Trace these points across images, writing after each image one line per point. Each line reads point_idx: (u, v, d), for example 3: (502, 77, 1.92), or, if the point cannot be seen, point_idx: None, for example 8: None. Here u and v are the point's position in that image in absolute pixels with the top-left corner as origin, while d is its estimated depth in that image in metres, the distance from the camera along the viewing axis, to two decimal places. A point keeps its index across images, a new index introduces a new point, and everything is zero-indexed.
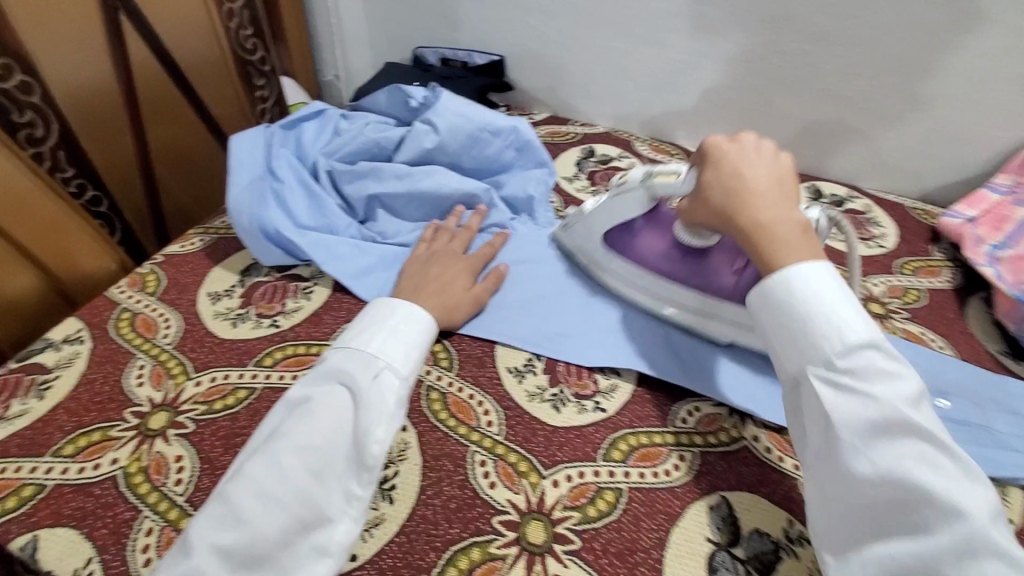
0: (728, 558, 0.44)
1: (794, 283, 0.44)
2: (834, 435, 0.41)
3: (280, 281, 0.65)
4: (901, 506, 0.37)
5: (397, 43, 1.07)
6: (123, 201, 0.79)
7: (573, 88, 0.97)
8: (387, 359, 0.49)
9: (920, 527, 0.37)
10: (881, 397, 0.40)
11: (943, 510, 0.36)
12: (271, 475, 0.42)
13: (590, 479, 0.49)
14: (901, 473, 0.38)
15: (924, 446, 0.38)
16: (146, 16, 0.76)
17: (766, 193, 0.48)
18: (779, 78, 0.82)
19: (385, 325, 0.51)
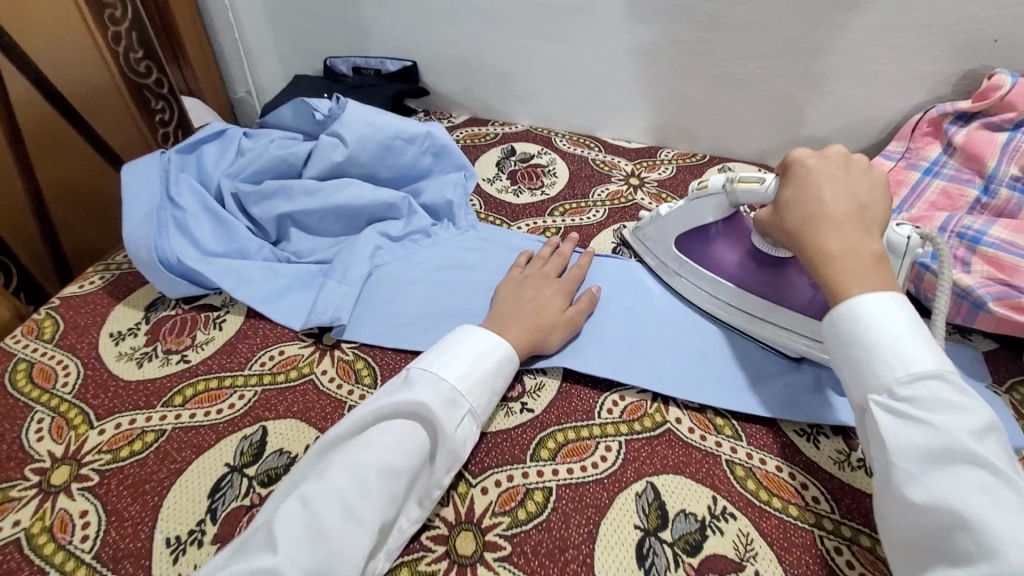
0: (655, 542, 0.45)
1: (833, 243, 0.47)
2: (852, 365, 0.43)
3: (189, 313, 0.62)
4: (897, 424, 0.39)
5: (307, 55, 1.04)
6: (18, 243, 0.74)
7: (489, 89, 0.97)
8: (470, 395, 0.48)
9: (904, 440, 0.38)
10: (892, 327, 0.42)
11: (929, 427, 0.37)
12: (322, 503, 0.40)
13: (519, 482, 0.49)
14: (900, 394, 0.39)
15: (921, 369, 0.39)
16: (23, 46, 0.71)
17: (842, 216, 0.48)
18: (684, 66, 0.84)
19: (471, 354, 0.50)
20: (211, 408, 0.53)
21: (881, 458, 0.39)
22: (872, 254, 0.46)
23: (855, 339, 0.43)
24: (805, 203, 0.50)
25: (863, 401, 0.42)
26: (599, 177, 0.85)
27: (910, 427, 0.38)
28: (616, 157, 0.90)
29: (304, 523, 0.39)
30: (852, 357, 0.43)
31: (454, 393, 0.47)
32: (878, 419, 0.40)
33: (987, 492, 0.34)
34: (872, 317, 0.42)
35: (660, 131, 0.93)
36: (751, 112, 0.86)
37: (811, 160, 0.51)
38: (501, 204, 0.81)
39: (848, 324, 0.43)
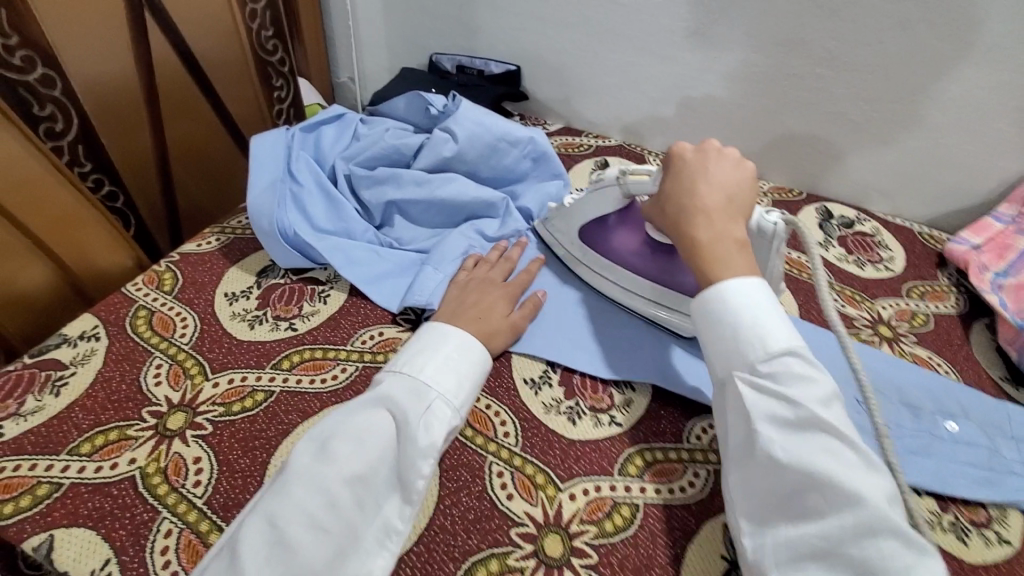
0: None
1: (703, 234, 0.51)
2: (725, 346, 0.47)
3: (297, 284, 0.65)
4: (761, 398, 0.43)
5: (412, 47, 1.08)
6: (138, 196, 0.79)
7: (587, 101, 0.98)
8: (437, 385, 0.50)
9: (770, 416, 0.42)
10: (766, 318, 0.46)
11: (791, 403, 0.42)
12: (283, 514, 0.41)
13: (607, 494, 0.49)
14: (762, 371, 0.44)
15: (783, 370, 0.43)
16: (174, 17, 0.76)
17: (719, 212, 0.52)
18: (792, 101, 0.83)
19: (429, 348, 0.52)
20: (316, 378, 0.56)
21: (747, 438, 0.43)
22: (739, 241, 0.51)
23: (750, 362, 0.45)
24: (688, 195, 0.53)
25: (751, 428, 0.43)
26: None
27: (803, 450, 0.40)
28: None
29: (265, 539, 0.40)
30: (728, 342, 0.47)
31: (416, 384, 0.49)
32: (744, 397, 0.44)
33: (836, 455, 0.40)
34: (745, 306, 0.47)
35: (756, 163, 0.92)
36: (856, 153, 0.84)
37: (688, 151, 0.55)
38: None
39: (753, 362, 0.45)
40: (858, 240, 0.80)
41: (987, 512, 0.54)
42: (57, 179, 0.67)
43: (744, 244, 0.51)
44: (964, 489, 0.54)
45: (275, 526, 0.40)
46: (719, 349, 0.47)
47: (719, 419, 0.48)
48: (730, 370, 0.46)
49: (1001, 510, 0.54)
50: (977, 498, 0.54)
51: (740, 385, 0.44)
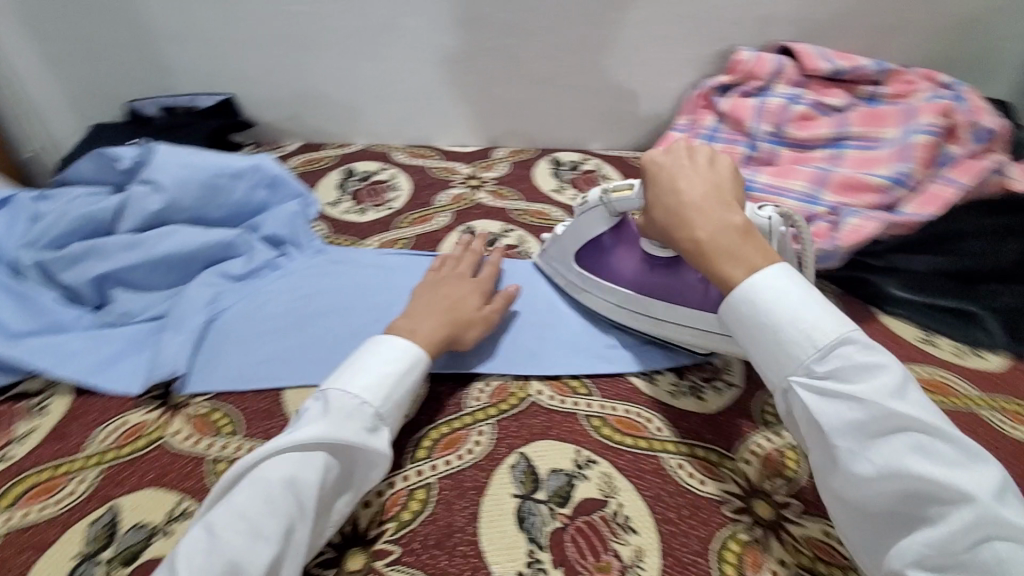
0: (532, 504, 0.49)
1: (702, 231, 0.48)
2: (756, 349, 0.44)
3: (4, 407, 0.56)
4: (824, 403, 0.40)
5: (102, 100, 0.95)
6: None
7: (316, 113, 0.96)
8: (387, 417, 0.47)
9: (858, 424, 0.38)
10: (793, 289, 0.43)
11: (857, 402, 0.39)
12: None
13: (401, 486, 0.51)
14: (824, 372, 0.40)
15: (830, 340, 0.40)
16: None
17: (667, 204, 0.51)
18: (495, 71, 0.90)
19: (385, 370, 0.48)
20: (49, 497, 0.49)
21: (826, 452, 0.41)
22: (737, 227, 0.47)
23: (755, 320, 0.43)
24: (666, 196, 0.51)
25: (784, 383, 0.42)
26: (439, 184, 0.89)
27: (836, 402, 0.39)
28: (454, 162, 0.93)
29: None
30: (739, 343, 0.45)
31: (372, 413, 0.46)
32: (812, 405, 0.40)
33: (922, 451, 0.37)
34: (769, 290, 0.43)
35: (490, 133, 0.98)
36: (571, 100, 0.94)
37: (661, 158, 0.53)
38: (347, 226, 0.81)
39: (748, 306, 0.44)
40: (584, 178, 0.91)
41: None
42: None
43: (745, 228, 0.47)
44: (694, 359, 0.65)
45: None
46: (763, 357, 0.43)
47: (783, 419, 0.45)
48: (783, 377, 0.42)
49: None
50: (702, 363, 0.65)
51: (801, 394, 0.41)
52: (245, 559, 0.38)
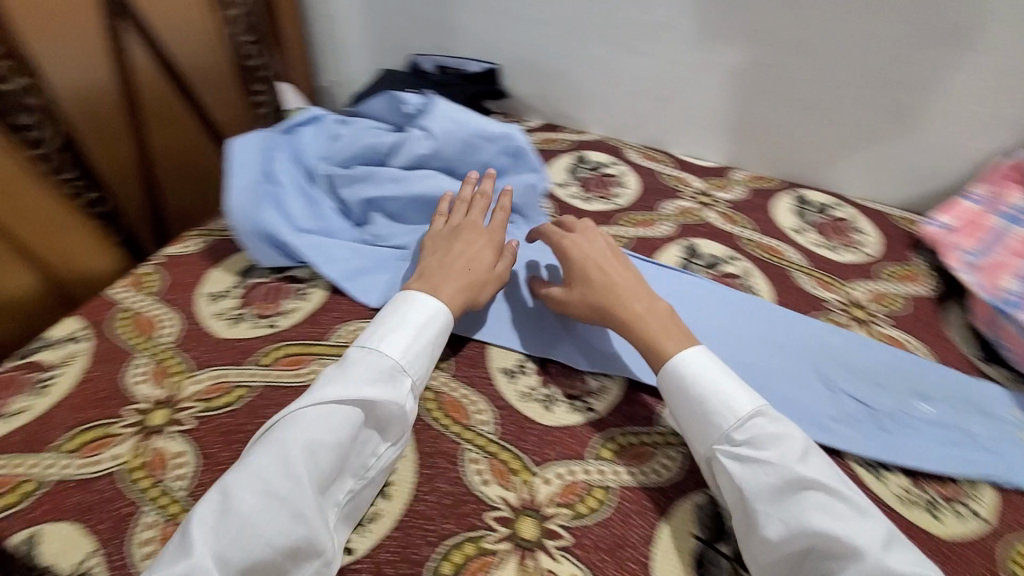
0: (712, 555, 0.46)
1: (637, 306, 0.56)
2: (694, 417, 0.50)
3: (277, 282, 0.67)
4: (745, 471, 0.46)
5: (391, 51, 1.09)
6: (128, 206, 0.81)
7: (565, 97, 0.99)
8: (412, 372, 0.51)
9: (758, 491, 0.45)
10: (715, 370, 0.51)
11: (774, 468, 0.45)
12: (232, 495, 0.42)
13: (580, 476, 0.50)
14: (739, 441, 0.47)
15: (746, 411, 0.48)
16: (148, 19, 0.78)
17: (625, 280, 0.58)
18: (766, 89, 0.84)
19: (411, 325, 0.53)
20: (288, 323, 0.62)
21: (742, 509, 0.46)
22: (663, 311, 0.56)
23: (684, 393, 0.50)
24: (592, 272, 0.59)
25: (709, 451, 0.49)
26: (668, 193, 0.85)
27: (755, 468, 0.46)
28: (688, 174, 0.89)
29: (243, 497, 0.41)
30: (688, 416, 0.50)
31: (396, 368, 0.50)
32: (732, 473, 0.46)
33: (827, 510, 0.43)
34: (701, 373, 0.50)
35: (734, 153, 0.92)
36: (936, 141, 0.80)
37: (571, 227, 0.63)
38: (571, 211, 0.82)
39: (676, 378, 0.51)
40: (832, 225, 0.81)
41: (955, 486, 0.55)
42: (19, 168, 0.66)
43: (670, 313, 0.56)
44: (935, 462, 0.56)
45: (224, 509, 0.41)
46: (692, 429, 0.50)
47: (711, 491, 0.50)
48: (709, 445, 0.49)
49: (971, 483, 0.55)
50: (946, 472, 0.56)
51: (723, 461, 0.47)
52: (311, 442, 0.44)
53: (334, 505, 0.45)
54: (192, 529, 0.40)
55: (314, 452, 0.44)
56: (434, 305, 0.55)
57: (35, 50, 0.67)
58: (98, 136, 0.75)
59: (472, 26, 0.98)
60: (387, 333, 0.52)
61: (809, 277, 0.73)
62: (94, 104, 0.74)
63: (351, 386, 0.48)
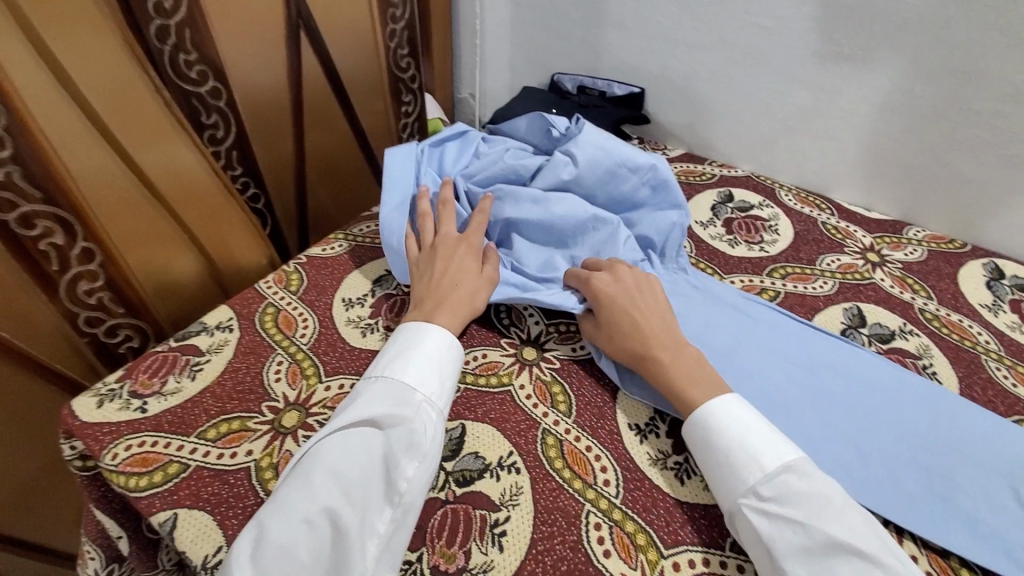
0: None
1: None
2: (724, 469, 0.47)
3: (408, 296, 0.67)
4: (774, 526, 0.42)
5: (534, 66, 1.08)
6: (278, 200, 0.87)
7: (713, 127, 0.92)
8: (424, 388, 0.49)
9: (789, 546, 0.41)
10: (757, 427, 0.47)
11: (802, 527, 0.41)
12: (289, 489, 0.43)
13: (716, 570, 0.44)
14: (765, 495, 0.44)
15: (775, 467, 0.45)
16: (320, 25, 0.81)
17: None
18: (966, 139, 0.71)
19: (419, 350, 0.52)
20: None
21: (771, 572, 0.42)
22: None
23: (711, 444, 0.48)
24: None
25: (732, 506, 0.45)
26: (829, 245, 0.75)
27: (783, 526, 0.42)
28: (852, 225, 0.79)
29: (301, 497, 0.42)
30: (713, 464, 0.47)
31: (411, 393, 0.49)
32: (755, 524, 0.43)
33: None
34: (730, 423, 0.48)
35: (910, 206, 0.80)
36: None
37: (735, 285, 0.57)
38: (713, 253, 0.75)
39: (702, 428, 0.49)
40: None
41: None
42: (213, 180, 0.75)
43: None
44: None
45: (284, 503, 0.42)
46: (716, 482, 0.47)
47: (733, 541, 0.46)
48: (732, 498, 0.45)
49: None
50: None
51: (748, 516, 0.44)
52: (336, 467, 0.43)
53: (387, 511, 0.43)
54: (267, 519, 0.41)
55: (363, 462, 0.44)
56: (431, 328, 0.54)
57: (230, 60, 0.72)
58: (263, 138, 0.81)
59: (620, 44, 0.94)
60: (397, 357, 0.51)
61: (1005, 371, 0.60)
62: (265, 109, 0.79)
63: (371, 407, 0.47)
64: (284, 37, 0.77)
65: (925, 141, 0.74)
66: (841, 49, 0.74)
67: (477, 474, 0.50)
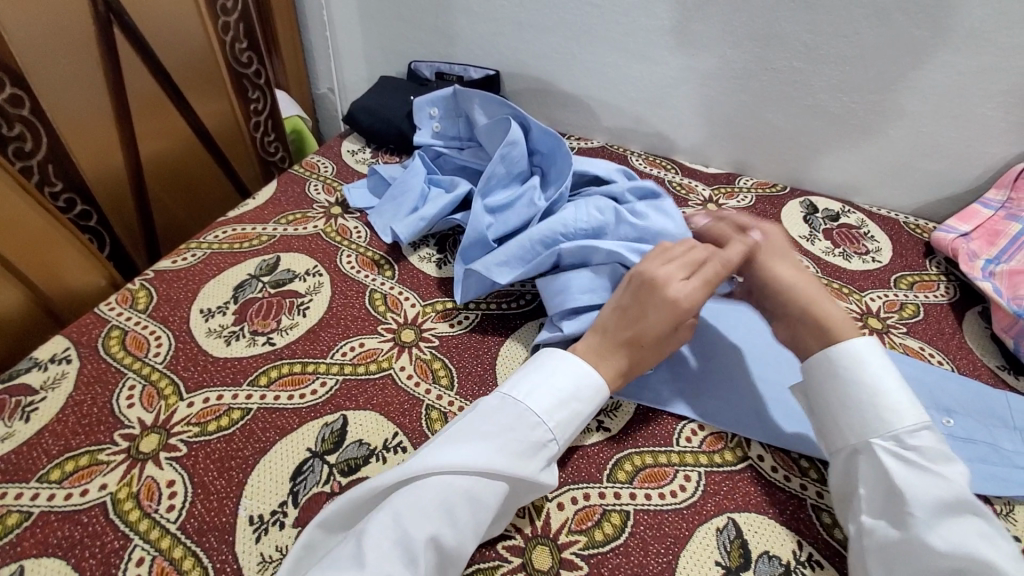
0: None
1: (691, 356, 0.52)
2: (869, 411, 0.45)
3: (274, 297, 0.64)
4: (912, 475, 0.42)
5: (390, 56, 1.07)
6: (114, 216, 0.81)
7: (567, 103, 0.97)
8: (559, 431, 0.47)
9: (922, 490, 0.41)
10: (895, 378, 0.46)
11: (943, 480, 0.41)
12: (411, 515, 0.40)
13: (596, 501, 0.48)
14: (907, 445, 0.43)
15: (919, 421, 0.44)
16: (136, 21, 0.75)
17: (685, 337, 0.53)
18: (773, 95, 0.81)
19: (579, 395, 0.48)
20: (287, 340, 0.59)
21: (895, 512, 0.42)
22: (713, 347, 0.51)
23: (853, 387, 0.46)
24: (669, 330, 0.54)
25: (862, 444, 0.45)
26: (675, 200, 0.83)
27: (924, 478, 0.42)
28: (693, 181, 0.87)
29: (411, 513, 0.40)
30: (845, 400, 0.47)
31: (550, 436, 0.46)
32: (887, 466, 0.43)
33: (987, 537, 0.39)
34: (874, 368, 0.47)
35: (739, 159, 0.91)
36: (953, 147, 0.76)
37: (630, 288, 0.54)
38: None
39: (850, 363, 0.47)
40: (844, 232, 0.78)
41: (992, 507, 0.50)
42: (22, 198, 0.67)
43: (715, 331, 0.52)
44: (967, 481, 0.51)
45: (401, 528, 0.40)
46: (849, 421, 0.46)
47: (841, 470, 0.46)
48: (866, 438, 0.45)
49: (1005, 504, 0.50)
50: (982, 492, 0.51)
51: (883, 458, 0.43)
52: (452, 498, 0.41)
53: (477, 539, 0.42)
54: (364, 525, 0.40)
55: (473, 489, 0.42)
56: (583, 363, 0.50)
57: (31, 63, 0.65)
58: (87, 150, 0.74)
59: (469, 28, 0.96)
60: (534, 379, 0.48)
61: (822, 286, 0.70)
62: (87, 119, 0.73)
63: (520, 450, 0.44)
64: (94, 35, 0.70)
65: (741, 101, 0.84)
66: (664, 22, 0.81)
67: (362, 460, 0.50)
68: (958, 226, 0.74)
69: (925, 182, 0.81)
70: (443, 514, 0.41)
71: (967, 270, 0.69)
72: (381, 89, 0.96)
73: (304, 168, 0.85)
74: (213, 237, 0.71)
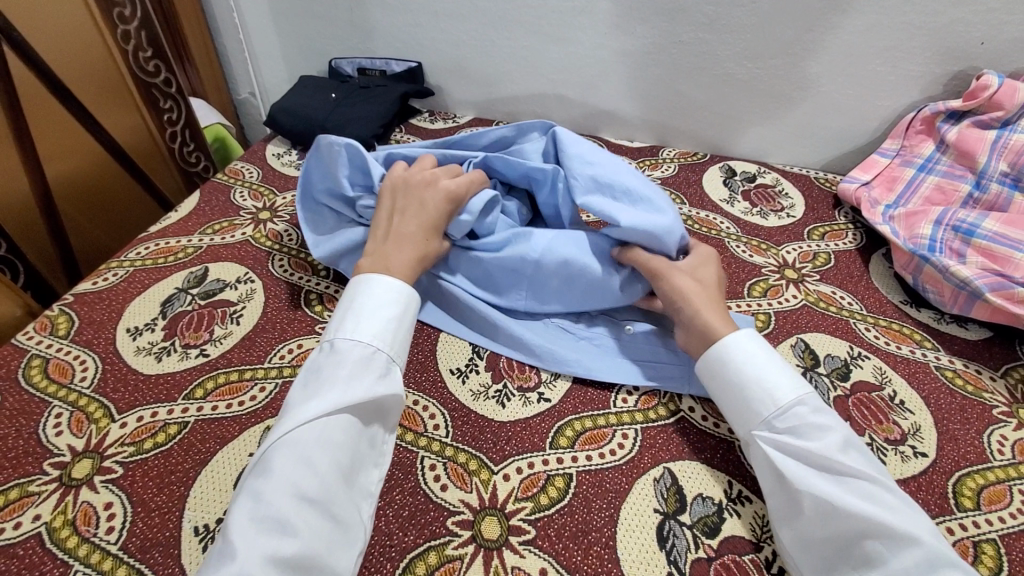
0: (675, 525, 0.46)
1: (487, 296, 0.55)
2: (737, 399, 0.49)
3: (205, 308, 0.62)
4: (789, 457, 0.45)
5: (308, 55, 1.05)
6: (24, 242, 0.77)
7: (493, 90, 0.98)
8: (390, 352, 0.49)
9: (798, 470, 0.44)
10: (762, 361, 0.49)
11: (816, 456, 0.44)
12: (267, 491, 0.40)
13: (540, 468, 0.50)
14: (779, 427, 0.46)
15: (789, 400, 0.47)
16: (24, 33, 0.71)
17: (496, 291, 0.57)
18: (685, 67, 0.85)
19: (387, 307, 0.50)
20: (221, 350, 0.58)
21: (786, 495, 0.44)
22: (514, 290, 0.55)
23: (729, 376, 0.50)
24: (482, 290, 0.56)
25: (749, 435, 0.48)
26: None
27: (798, 458, 0.45)
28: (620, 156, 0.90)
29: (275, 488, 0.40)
30: (722, 386, 0.50)
31: (382, 357, 0.48)
32: (768, 454, 0.46)
33: (872, 499, 0.42)
34: (743, 357, 0.50)
35: (660, 131, 0.94)
36: (850, 104, 0.82)
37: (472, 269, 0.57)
38: None
39: (718, 361, 0.50)
40: (761, 192, 0.83)
41: (899, 428, 0.54)
42: None
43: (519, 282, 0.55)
44: (876, 408, 0.55)
45: (263, 502, 0.39)
46: (734, 415, 0.50)
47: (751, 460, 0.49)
48: (749, 431, 0.48)
49: (911, 422, 0.55)
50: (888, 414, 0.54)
51: (764, 448, 0.47)
52: (306, 454, 0.42)
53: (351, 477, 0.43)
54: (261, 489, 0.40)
55: (327, 440, 0.43)
56: (393, 278, 0.52)
57: None
58: None
59: (386, 22, 0.95)
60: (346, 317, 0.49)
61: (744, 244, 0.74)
62: None
63: (353, 382, 0.45)
64: None
65: (655, 74, 0.87)
66: (575, 3, 0.83)
67: None
68: (860, 176, 0.79)
69: (830, 138, 0.86)
70: (302, 473, 0.41)
71: (869, 216, 0.74)
72: (302, 88, 0.94)
73: (227, 176, 0.83)
74: (137, 252, 0.69)
